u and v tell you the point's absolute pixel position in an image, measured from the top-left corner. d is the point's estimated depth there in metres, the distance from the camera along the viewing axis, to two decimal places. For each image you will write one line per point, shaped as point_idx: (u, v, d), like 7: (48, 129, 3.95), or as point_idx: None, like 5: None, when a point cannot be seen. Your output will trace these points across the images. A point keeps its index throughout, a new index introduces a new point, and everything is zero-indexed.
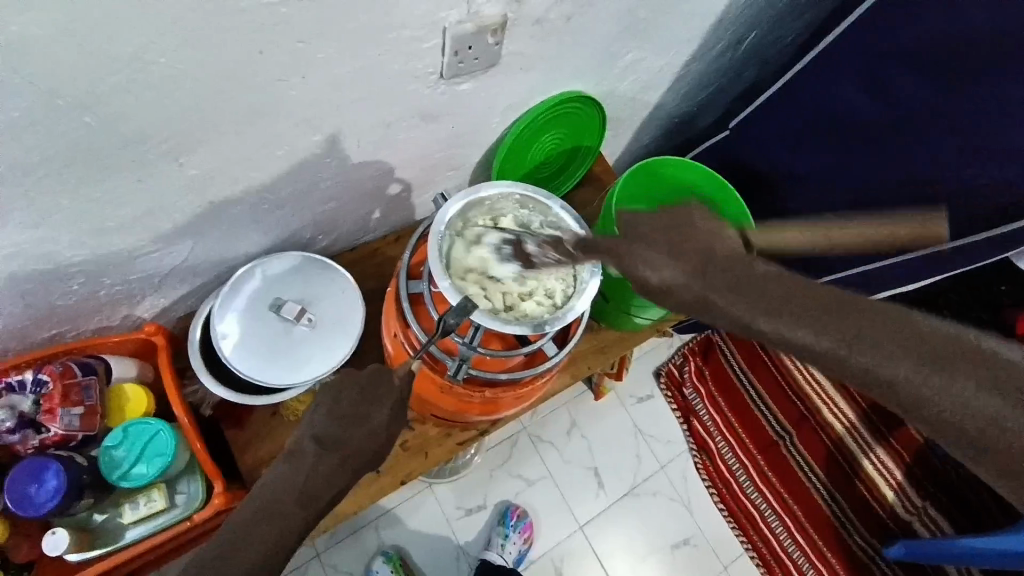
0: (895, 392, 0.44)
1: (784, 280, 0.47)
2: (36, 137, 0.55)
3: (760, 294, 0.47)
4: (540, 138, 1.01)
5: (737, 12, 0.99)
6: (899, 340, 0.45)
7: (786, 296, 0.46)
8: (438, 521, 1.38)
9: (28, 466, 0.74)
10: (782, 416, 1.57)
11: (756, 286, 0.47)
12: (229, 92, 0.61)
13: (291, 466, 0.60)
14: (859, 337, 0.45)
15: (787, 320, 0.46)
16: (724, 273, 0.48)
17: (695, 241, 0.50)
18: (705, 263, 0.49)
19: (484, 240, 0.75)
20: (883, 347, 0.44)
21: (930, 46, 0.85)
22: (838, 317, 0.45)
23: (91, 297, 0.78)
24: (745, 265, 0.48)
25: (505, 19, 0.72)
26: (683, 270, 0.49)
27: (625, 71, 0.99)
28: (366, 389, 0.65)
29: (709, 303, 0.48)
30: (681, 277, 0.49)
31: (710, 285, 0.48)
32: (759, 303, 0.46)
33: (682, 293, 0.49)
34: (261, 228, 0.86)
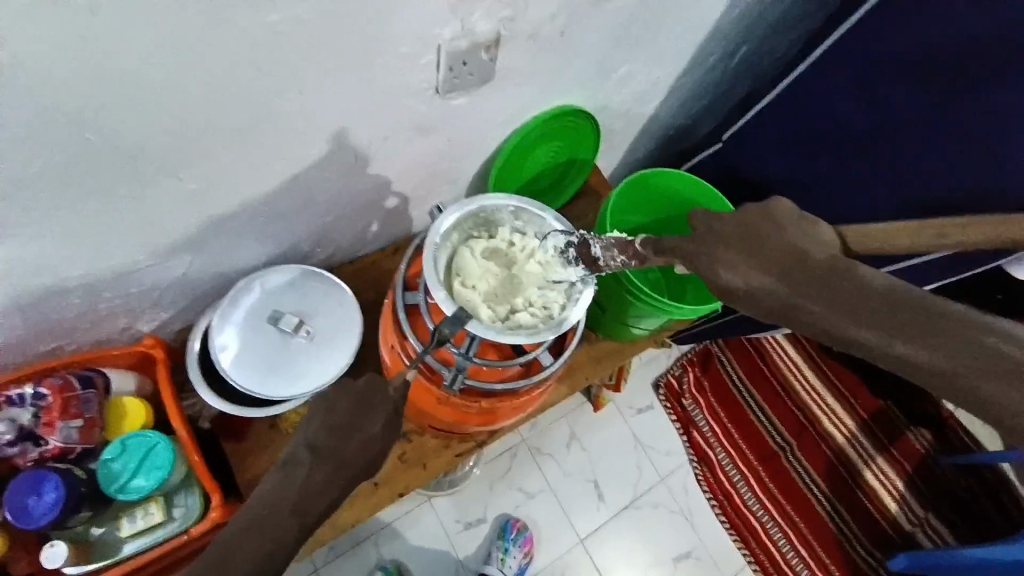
0: (968, 399, 0.41)
1: (861, 281, 0.46)
2: (34, 154, 0.56)
3: (835, 293, 0.46)
4: (535, 152, 1.02)
5: (727, 27, 1.01)
6: (979, 348, 0.41)
7: (861, 291, 0.45)
8: (437, 536, 1.37)
9: (25, 479, 0.73)
10: (782, 427, 1.56)
11: (831, 285, 0.46)
12: (225, 109, 0.63)
13: (283, 476, 0.59)
14: (933, 342, 0.42)
15: (855, 319, 0.44)
16: (803, 277, 0.48)
17: (775, 242, 0.51)
18: (782, 264, 0.49)
19: (545, 241, 0.78)
20: (955, 355, 0.41)
21: (920, 48, 0.84)
22: (914, 322, 0.43)
23: (90, 311, 0.79)
24: (835, 271, 0.47)
25: (499, 35, 0.74)
26: (770, 274, 0.49)
27: (618, 85, 1.01)
28: (362, 399, 0.64)
29: (782, 304, 0.48)
30: (759, 278, 0.50)
31: (798, 290, 0.47)
32: (836, 305, 0.45)
33: (765, 297, 0.49)
34: (260, 241, 0.87)
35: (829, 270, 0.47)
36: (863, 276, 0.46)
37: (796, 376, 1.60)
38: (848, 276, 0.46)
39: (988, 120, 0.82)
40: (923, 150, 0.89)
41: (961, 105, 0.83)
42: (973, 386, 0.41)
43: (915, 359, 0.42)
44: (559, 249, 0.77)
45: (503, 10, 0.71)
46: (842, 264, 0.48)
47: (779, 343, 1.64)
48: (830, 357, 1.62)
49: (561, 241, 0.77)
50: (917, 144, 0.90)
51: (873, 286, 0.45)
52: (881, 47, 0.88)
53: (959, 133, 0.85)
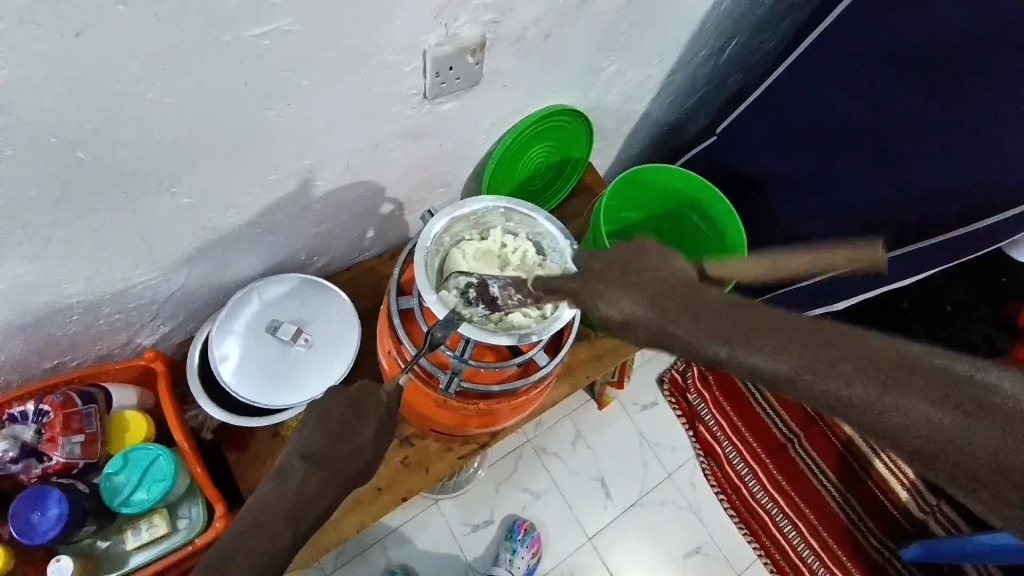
0: (849, 410, 0.40)
1: (761, 315, 0.42)
2: (26, 177, 0.57)
3: (702, 314, 0.43)
4: (527, 152, 1.02)
5: (715, 20, 1.01)
6: (845, 354, 0.40)
7: (766, 323, 0.42)
8: (445, 540, 1.37)
9: (29, 495, 0.74)
10: (789, 419, 1.55)
11: (697, 306, 0.44)
12: (213, 123, 0.63)
13: (276, 486, 0.58)
14: (802, 356, 0.40)
15: (726, 341, 0.42)
16: (670, 301, 0.45)
17: (648, 267, 0.47)
18: (653, 291, 0.46)
19: (449, 283, 0.74)
20: (873, 382, 0.39)
21: (901, 45, 0.88)
22: (778, 335, 0.41)
23: (90, 328, 0.80)
24: (698, 292, 0.45)
25: (485, 39, 0.74)
26: (640, 303, 0.46)
27: (609, 84, 1.01)
28: (355, 405, 0.65)
29: (657, 332, 0.45)
30: (631, 308, 0.46)
31: (667, 316, 0.44)
32: (706, 328, 0.43)
33: (641, 328, 0.46)
34: (255, 253, 0.88)
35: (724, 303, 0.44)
36: (725, 296, 0.44)
37: None
38: (710, 298, 0.44)
39: (975, 109, 0.84)
40: (916, 144, 0.90)
41: (950, 99, 0.86)
42: (846, 394, 0.40)
43: (790, 375, 0.41)
44: (461, 289, 0.73)
45: (488, 13, 0.71)
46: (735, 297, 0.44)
47: None
48: None
49: (462, 283, 0.74)
50: (909, 135, 0.90)
51: (737, 303, 0.43)
52: (874, 45, 0.90)
53: (951, 126, 0.87)
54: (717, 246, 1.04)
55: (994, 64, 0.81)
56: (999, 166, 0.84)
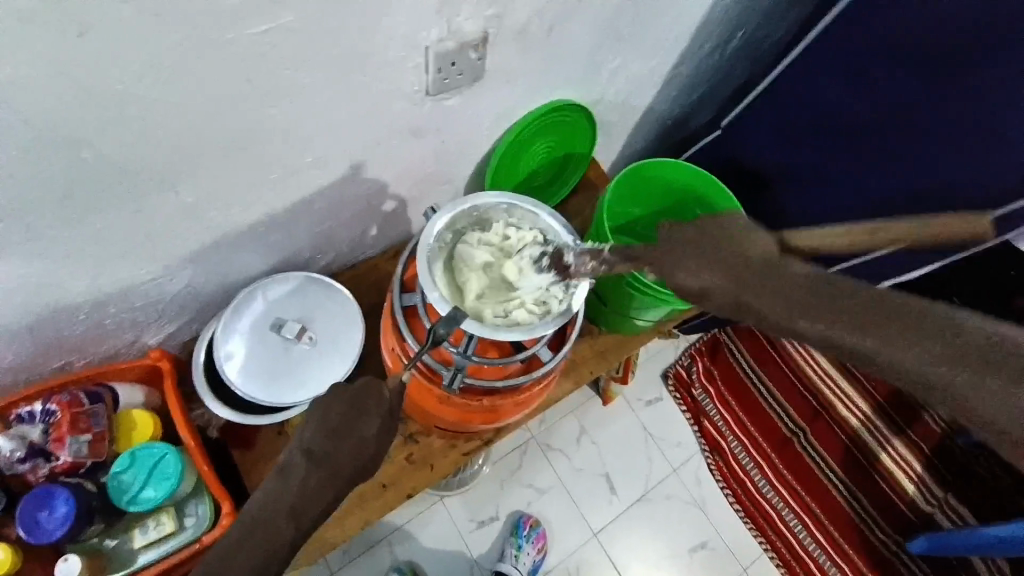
0: (924, 385, 0.43)
1: (820, 283, 0.47)
2: (29, 177, 0.57)
3: (781, 290, 0.48)
4: (530, 148, 1.02)
5: (718, 12, 1.00)
6: (924, 329, 0.43)
7: (819, 290, 0.47)
8: (451, 536, 1.37)
9: (37, 493, 0.74)
10: (795, 414, 1.55)
11: (774, 280, 0.49)
12: (214, 122, 0.63)
13: (281, 482, 0.60)
14: (880, 330, 0.44)
15: (809, 314, 0.46)
16: (751, 276, 0.50)
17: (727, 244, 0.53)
18: (731, 266, 0.51)
19: (523, 250, 0.76)
20: (918, 347, 0.43)
21: (903, 38, 0.86)
22: (858, 309, 0.45)
23: (96, 327, 0.80)
24: (778, 268, 0.50)
25: (487, 34, 0.74)
26: (719, 275, 0.51)
27: (612, 78, 1.00)
28: (355, 403, 0.64)
29: (736, 302, 0.49)
30: (712, 278, 0.51)
31: (749, 289, 0.49)
32: (789, 301, 0.47)
33: (719, 297, 0.50)
34: (260, 251, 0.88)
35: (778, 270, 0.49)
36: (806, 273, 0.49)
37: (807, 361, 1.58)
38: (788, 273, 0.49)
39: (982, 102, 0.82)
40: (927, 134, 0.89)
41: (959, 89, 0.83)
42: (922, 370, 0.43)
43: (865, 348, 0.44)
44: (535, 257, 0.75)
45: (490, 8, 0.71)
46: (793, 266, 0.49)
47: None
48: None
49: (537, 251, 0.75)
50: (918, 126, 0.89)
51: (819, 281, 0.47)
52: (875, 37, 0.88)
53: (962, 117, 0.84)
54: None
55: (998, 55, 0.78)
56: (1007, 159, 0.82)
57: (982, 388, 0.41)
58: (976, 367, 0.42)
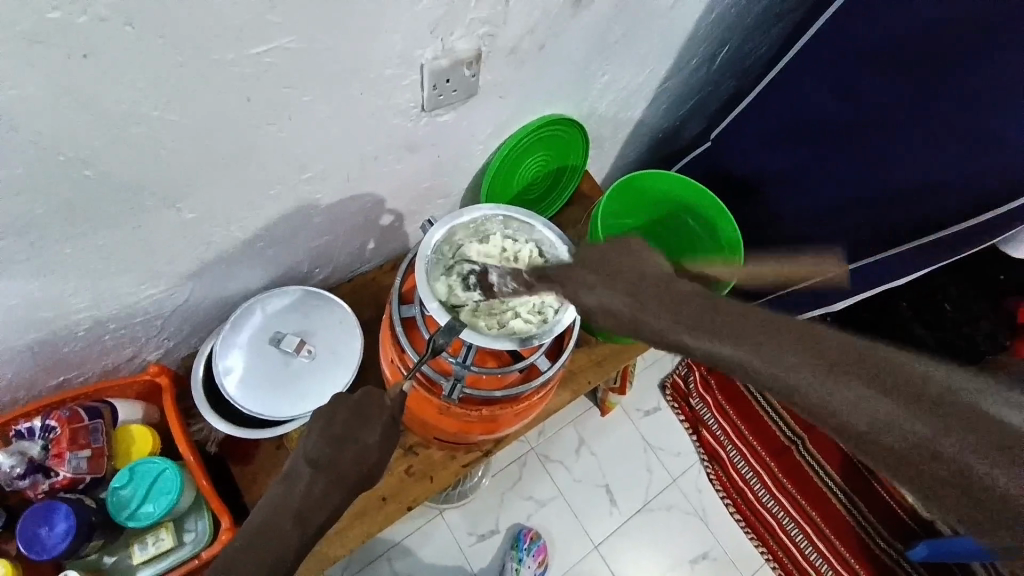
0: (799, 396, 0.47)
1: (711, 304, 0.52)
2: (32, 197, 0.58)
3: (677, 308, 0.52)
4: (524, 161, 1.04)
5: (705, 28, 1.03)
6: (804, 347, 0.48)
7: (773, 332, 0.49)
8: (451, 550, 1.36)
9: (37, 509, 0.74)
10: (792, 421, 1.55)
11: (671, 299, 0.53)
12: (215, 142, 0.65)
13: (285, 488, 0.61)
14: (763, 346, 0.48)
15: (695, 330, 0.51)
16: (652, 295, 0.54)
17: (633, 267, 0.57)
18: (636, 286, 0.55)
19: (454, 267, 0.77)
20: (768, 347, 0.48)
21: (882, 43, 0.91)
22: (744, 328, 0.49)
23: (96, 343, 0.81)
24: (675, 289, 0.54)
25: (480, 52, 0.76)
26: (623, 295, 0.55)
27: (603, 93, 1.03)
28: (359, 411, 0.65)
29: (636, 320, 0.54)
30: (616, 299, 0.55)
31: (647, 307, 0.53)
32: (682, 319, 0.52)
33: (622, 315, 0.55)
34: (259, 266, 0.89)
35: (739, 313, 0.51)
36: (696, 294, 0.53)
37: None
38: (683, 293, 0.54)
39: (960, 100, 0.86)
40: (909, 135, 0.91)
41: (950, 96, 0.87)
42: (799, 382, 0.47)
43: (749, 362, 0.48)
44: (465, 274, 0.76)
45: (483, 26, 0.73)
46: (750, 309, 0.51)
47: None
48: None
49: (467, 268, 0.76)
50: (903, 133, 0.92)
51: (710, 302, 0.52)
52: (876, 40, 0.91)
53: (944, 117, 0.88)
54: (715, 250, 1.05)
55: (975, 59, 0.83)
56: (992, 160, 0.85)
57: (943, 446, 0.42)
58: (925, 413, 0.43)
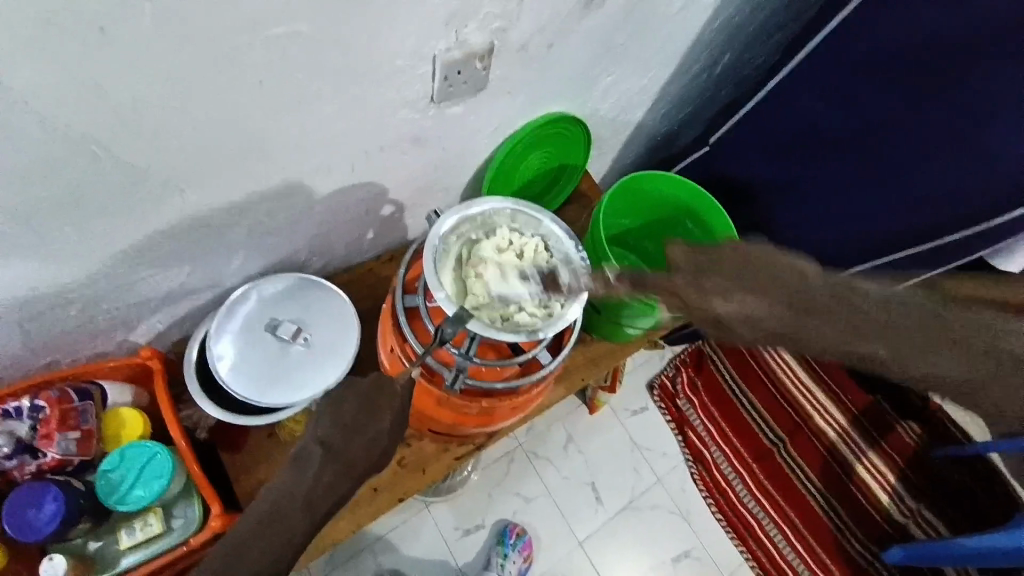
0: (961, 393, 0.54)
1: (884, 313, 0.54)
2: (36, 174, 0.57)
3: (845, 319, 0.55)
4: (526, 158, 1.05)
5: (710, 34, 1.04)
6: (979, 360, 0.53)
7: (888, 321, 0.54)
8: (437, 545, 1.36)
9: (26, 491, 0.72)
10: (775, 424, 1.59)
11: (840, 311, 0.55)
12: (225, 127, 0.64)
13: (297, 472, 0.64)
14: (947, 357, 0.53)
15: (865, 337, 0.54)
16: (819, 306, 0.56)
17: (777, 277, 0.59)
18: (793, 296, 0.57)
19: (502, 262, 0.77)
20: (933, 354, 0.54)
21: (886, 54, 0.90)
22: (920, 340, 0.54)
23: (88, 325, 0.79)
24: (849, 295, 0.55)
25: (492, 46, 0.76)
26: (781, 303, 0.57)
27: (607, 94, 1.04)
28: (370, 401, 0.68)
29: (800, 329, 0.56)
30: (772, 309, 0.57)
31: (813, 319, 0.56)
32: (851, 326, 0.54)
33: (776, 323, 0.57)
34: (258, 252, 0.88)
35: (904, 319, 0.54)
36: (867, 299, 0.55)
37: (788, 375, 1.63)
38: (856, 300, 0.55)
39: (981, 101, 0.84)
40: (916, 138, 0.92)
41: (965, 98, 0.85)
42: (965, 386, 0.54)
43: (931, 368, 0.54)
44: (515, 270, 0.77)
45: (497, 21, 0.73)
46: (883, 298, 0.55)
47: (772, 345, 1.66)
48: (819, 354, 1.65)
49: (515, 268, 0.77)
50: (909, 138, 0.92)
51: (879, 309, 0.54)
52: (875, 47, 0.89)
53: (959, 120, 0.87)
54: None
55: (984, 70, 0.82)
56: (1004, 167, 0.85)
57: None
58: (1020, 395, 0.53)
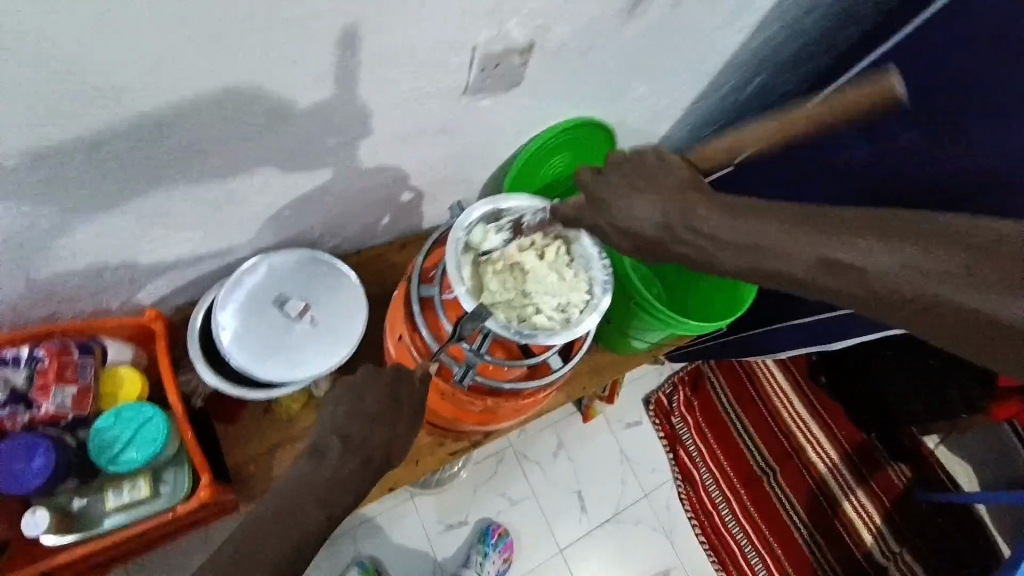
0: (834, 293, 0.58)
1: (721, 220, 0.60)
2: (60, 118, 0.56)
3: (703, 238, 0.60)
4: (550, 159, 1.04)
5: (747, 56, 1.03)
6: (862, 247, 0.55)
7: (738, 228, 0.60)
8: (417, 536, 1.35)
9: (17, 444, 0.72)
10: (767, 452, 1.58)
11: (688, 229, 0.61)
12: (257, 95, 0.63)
13: (313, 464, 0.63)
14: (783, 263, 0.58)
15: (718, 249, 0.60)
16: (674, 218, 0.61)
17: (653, 187, 0.62)
18: (662, 205, 0.61)
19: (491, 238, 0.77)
20: (802, 257, 0.57)
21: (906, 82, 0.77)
22: (770, 252, 0.59)
23: (95, 280, 0.78)
24: (692, 208, 0.61)
25: (533, 42, 0.75)
26: (654, 218, 0.61)
27: (638, 103, 1.03)
28: (394, 392, 0.67)
29: (674, 243, 0.62)
30: (645, 220, 0.62)
31: (670, 231, 0.61)
32: (717, 242, 0.60)
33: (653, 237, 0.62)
34: (272, 225, 0.87)
35: (744, 226, 0.60)
36: (709, 215, 0.60)
37: (784, 405, 1.62)
38: (692, 212, 0.61)
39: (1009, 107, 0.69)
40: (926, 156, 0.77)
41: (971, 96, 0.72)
42: (832, 284, 0.57)
43: (800, 275, 0.58)
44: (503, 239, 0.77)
45: (540, 18, 0.72)
46: (743, 210, 0.61)
47: (771, 371, 1.65)
48: (817, 386, 1.65)
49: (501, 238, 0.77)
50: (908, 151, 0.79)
51: (737, 223, 0.60)
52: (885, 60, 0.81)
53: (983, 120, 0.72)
54: None
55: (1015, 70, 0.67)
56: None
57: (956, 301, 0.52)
58: (936, 271, 0.53)
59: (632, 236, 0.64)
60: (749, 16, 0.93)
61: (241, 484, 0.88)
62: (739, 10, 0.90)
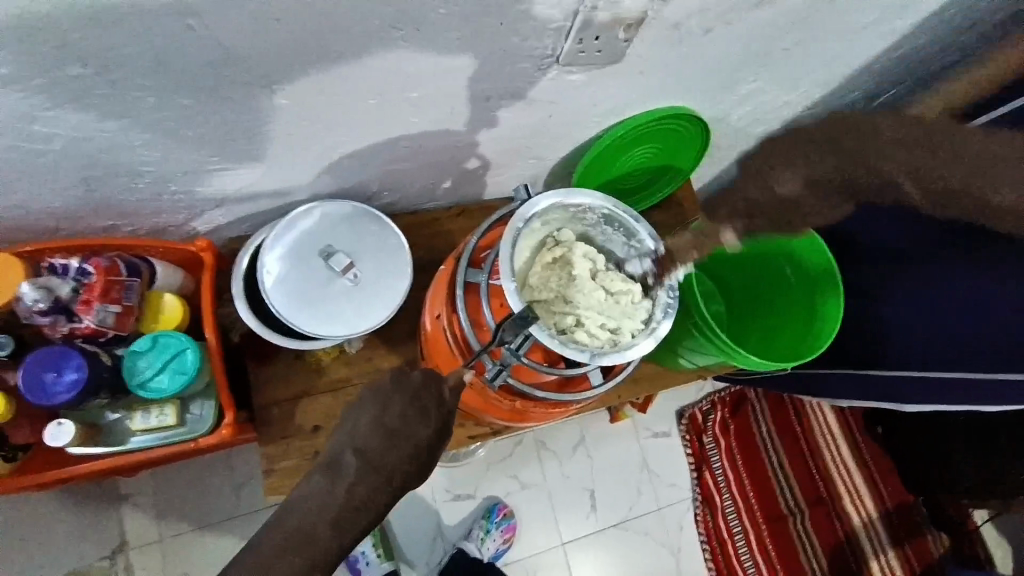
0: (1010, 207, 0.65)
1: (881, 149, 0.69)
2: (131, 34, 0.52)
3: (875, 164, 0.69)
4: (632, 150, 0.95)
5: (885, 62, 0.89)
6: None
7: (897, 156, 0.68)
8: (424, 499, 1.36)
9: (52, 353, 0.75)
10: (799, 492, 1.47)
11: (846, 165, 0.71)
12: (336, 33, 0.58)
13: (328, 481, 0.60)
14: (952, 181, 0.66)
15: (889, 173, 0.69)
16: (825, 160, 0.71)
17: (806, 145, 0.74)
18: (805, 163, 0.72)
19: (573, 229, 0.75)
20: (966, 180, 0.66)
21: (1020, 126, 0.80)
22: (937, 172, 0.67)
23: (152, 200, 0.78)
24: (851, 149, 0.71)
25: (644, 16, 0.65)
26: (800, 170, 0.72)
27: (745, 99, 0.91)
28: (418, 399, 0.63)
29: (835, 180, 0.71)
30: (793, 174, 0.72)
31: (824, 177, 0.71)
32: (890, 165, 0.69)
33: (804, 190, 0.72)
34: (330, 172, 0.83)
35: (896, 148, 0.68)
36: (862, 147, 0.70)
37: (829, 447, 1.50)
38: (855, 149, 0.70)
39: None
40: None
41: None
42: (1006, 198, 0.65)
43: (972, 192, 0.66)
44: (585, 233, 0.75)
45: None
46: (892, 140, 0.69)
47: (821, 409, 1.53)
48: (870, 436, 1.51)
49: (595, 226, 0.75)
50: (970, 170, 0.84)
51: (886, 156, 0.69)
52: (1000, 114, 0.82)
53: None
54: (803, 312, 0.96)
55: None
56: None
57: None
58: None
59: (801, 182, 0.72)
60: (902, 16, 0.79)
61: (263, 425, 0.89)
62: (893, 7, 0.76)
